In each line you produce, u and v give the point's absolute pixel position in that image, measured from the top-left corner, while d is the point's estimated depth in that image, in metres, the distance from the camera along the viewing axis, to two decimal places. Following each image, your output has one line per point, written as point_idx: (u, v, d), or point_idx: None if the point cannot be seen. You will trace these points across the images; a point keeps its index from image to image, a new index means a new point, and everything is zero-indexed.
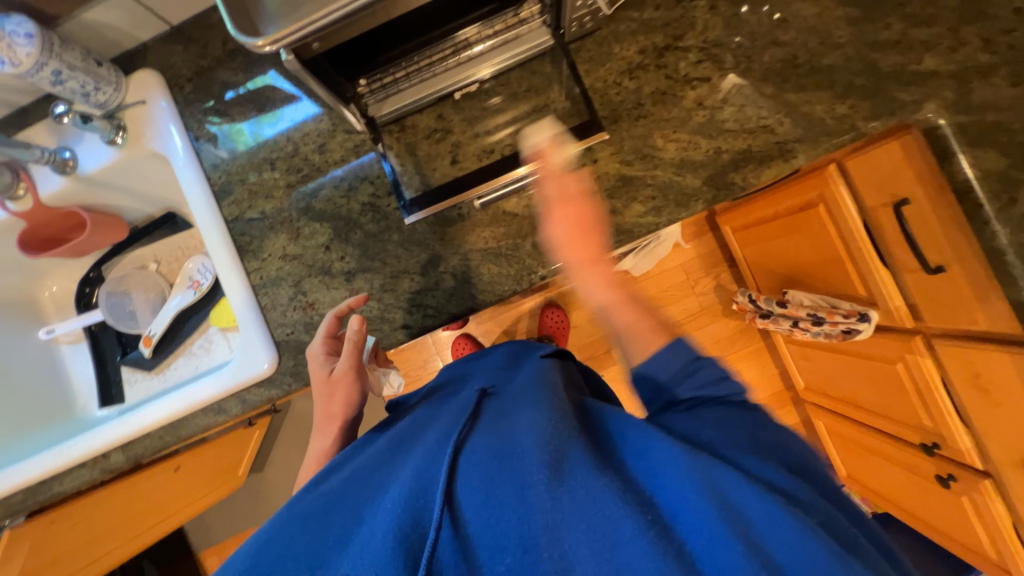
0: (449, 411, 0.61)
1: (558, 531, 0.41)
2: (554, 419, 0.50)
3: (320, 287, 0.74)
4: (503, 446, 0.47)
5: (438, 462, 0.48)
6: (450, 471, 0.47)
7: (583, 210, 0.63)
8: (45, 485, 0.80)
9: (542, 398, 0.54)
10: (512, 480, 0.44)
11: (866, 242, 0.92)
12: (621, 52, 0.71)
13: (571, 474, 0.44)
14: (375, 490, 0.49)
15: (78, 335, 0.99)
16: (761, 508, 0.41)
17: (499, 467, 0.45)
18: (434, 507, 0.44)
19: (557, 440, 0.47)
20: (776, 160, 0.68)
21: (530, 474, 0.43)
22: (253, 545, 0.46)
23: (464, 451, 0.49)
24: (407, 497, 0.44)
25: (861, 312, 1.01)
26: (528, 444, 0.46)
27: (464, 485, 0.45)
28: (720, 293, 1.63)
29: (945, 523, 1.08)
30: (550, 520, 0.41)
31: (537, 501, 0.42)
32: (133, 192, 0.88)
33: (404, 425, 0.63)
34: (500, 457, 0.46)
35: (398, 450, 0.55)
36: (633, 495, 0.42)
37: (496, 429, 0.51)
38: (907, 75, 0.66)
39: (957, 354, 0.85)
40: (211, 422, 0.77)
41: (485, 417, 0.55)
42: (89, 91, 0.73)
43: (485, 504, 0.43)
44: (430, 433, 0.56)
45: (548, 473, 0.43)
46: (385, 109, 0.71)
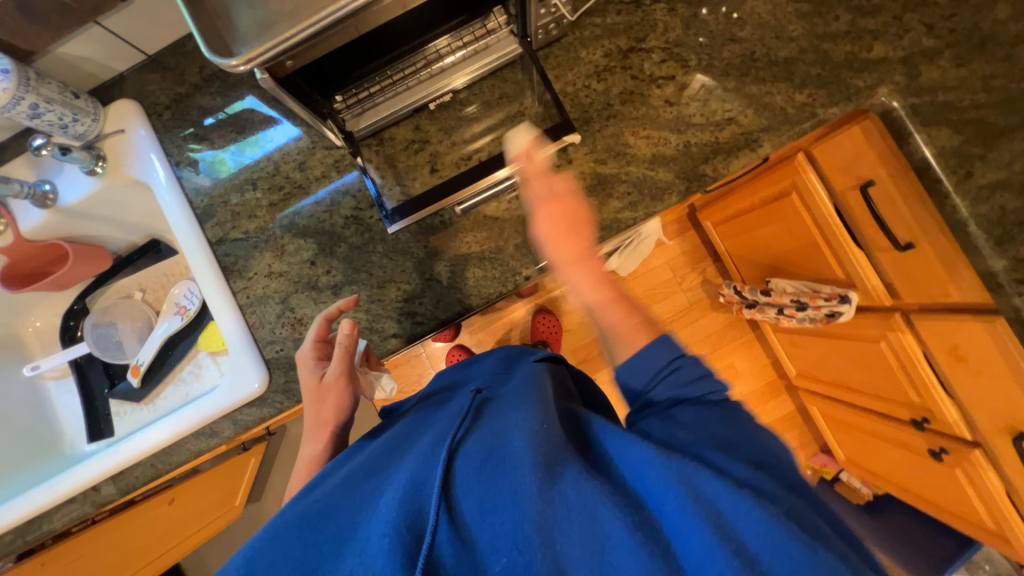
0: (441, 419, 0.61)
1: (552, 534, 0.41)
2: (545, 422, 0.50)
3: (307, 302, 0.74)
4: (495, 449, 0.47)
5: (434, 466, 0.48)
6: (446, 473, 0.47)
7: (569, 210, 0.63)
8: (35, 524, 0.78)
9: (534, 401, 0.54)
10: (504, 484, 0.44)
11: (839, 225, 0.95)
12: (587, 56, 0.74)
13: (563, 475, 0.43)
14: (370, 498, 0.49)
15: (64, 370, 0.98)
16: (741, 505, 0.41)
17: (493, 468, 0.45)
18: (430, 507, 0.44)
19: (549, 442, 0.47)
20: (743, 149, 0.71)
21: (522, 477, 0.43)
22: (249, 548, 0.47)
23: (459, 453, 0.49)
24: (402, 500, 0.44)
25: (842, 294, 1.03)
26: (520, 446, 0.46)
27: (459, 485, 0.45)
28: (706, 287, 1.65)
29: (942, 498, 1.10)
30: (543, 521, 0.41)
31: (530, 503, 0.42)
32: (115, 221, 0.88)
33: (397, 434, 0.62)
34: (494, 458, 0.46)
35: (393, 458, 0.55)
36: (620, 499, 0.43)
37: (490, 432, 0.51)
38: (859, 62, 0.70)
39: (934, 328, 0.88)
40: (204, 445, 0.77)
41: (480, 420, 0.55)
42: (67, 123, 0.73)
43: (480, 508, 0.44)
44: (424, 439, 0.56)
45: (540, 475, 0.43)
46: (362, 124, 0.72)
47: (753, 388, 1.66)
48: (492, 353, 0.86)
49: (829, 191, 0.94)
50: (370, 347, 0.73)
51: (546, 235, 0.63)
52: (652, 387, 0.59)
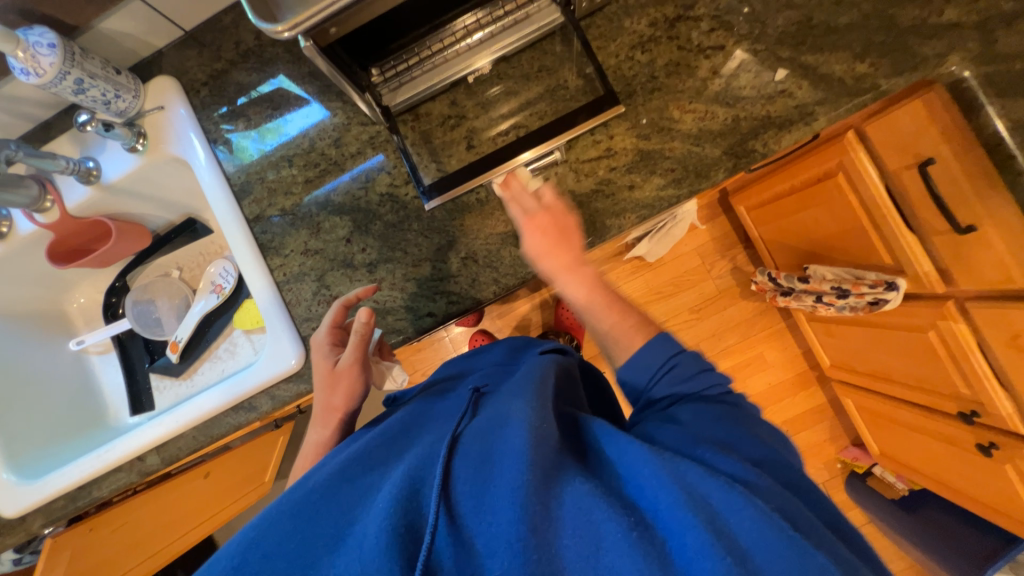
0: (440, 416, 0.62)
1: (549, 534, 0.40)
2: (542, 421, 0.49)
3: (343, 280, 0.74)
4: (492, 447, 0.48)
5: (434, 462, 0.49)
6: (445, 471, 0.48)
7: (554, 221, 0.62)
8: (84, 490, 0.81)
9: (536, 397, 0.54)
10: (502, 481, 0.44)
11: (889, 206, 0.90)
12: (632, 26, 0.71)
13: (559, 478, 0.43)
14: (367, 491, 0.50)
15: (107, 345, 1.01)
16: (732, 502, 0.41)
17: (488, 468, 0.46)
18: (429, 509, 0.44)
19: (547, 442, 0.46)
20: (796, 124, 0.67)
21: (518, 475, 0.43)
22: (249, 536, 0.48)
23: (458, 452, 0.49)
24: (399, 497, 0.45)
25: (888, 281, 0.98)
26: (517, 443, 0.45)
27: (458, 488, 0.46)
28: (737, 275, 1.61)
29: (988, 494, 1.06)
30: (539, 521, 0.40)
31: (528, 500, 0.41)
32: (154, 198, 0.89)
33: (396, 423, 0.63)
34: (489, 459, 0.47)
35: (390, 450, 0.56)
36: (616, 500, 0.43)
37: (487, 425, 0.52)
38: (928, 28, 0.65)
39: (993, 316, 0.83)
40: (242, 419, 0.78)
41: (480, 416, 0.56)
42: (110, 99, 0.74)
43: (477, 506, 0.44)
44: (425, 435, 0.57)
45: (535, 474, 0.43)
46: (399, 98, 0.71)
47: (782, 379, 1.62)
48: (498, 344, 0.85)
49: (880, 170, 0.89)
50: (384, 331, 0.73)
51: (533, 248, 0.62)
52: (652, 385, 0.58)
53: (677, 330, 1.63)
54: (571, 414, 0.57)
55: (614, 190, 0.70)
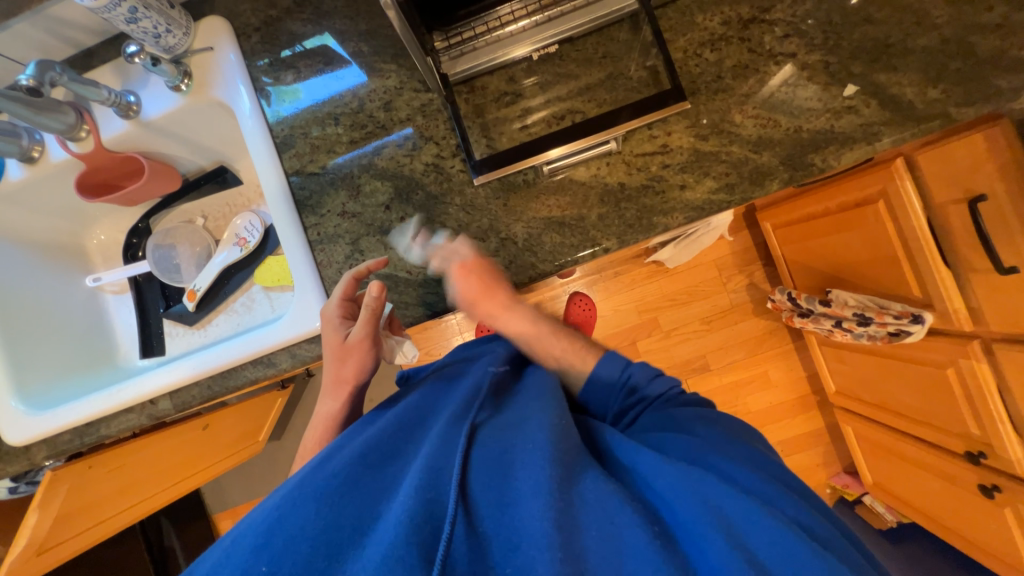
0: (452, 399, 0.61)
1: (573, 534, 0.41)
2: (560, 426, 0.52)
3: (377, 247, 0.73)
4: (509, 445, 0.50)
5: (453, 451, 0.50)
6: (465, 462, 0.49)
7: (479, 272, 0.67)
8: (93, 427, 0.80)
9: (554, 402, 0.57)
10: (523, 479, 0.46)
11: (928, 240, 0.90)
12: (704, 22, 0.69)
13: (580, 480, 0.46)
14: (388, 481, 0.50)
15: (123, 285, 1.00)
16: (756, 518, 0.42)
17: (511, 468, 0.47)
18: (448, 501, 0.45)
19: (566, 447, 0.49)
20: (859, 142, 0.66)
21: (541, 472, 0.45)
22: (273, 512, 0.47)
23: (477, 443, 0.51)
24: (421, 487, 0.46)
25: (915, 314, 0.98)
26: (538, 441, 0.48)
27: (476, 483, 0.47)
28: (752, 291, 1.60)
29: (982, 537, 1.07)
30: (562, 522, 0.42)
31: (549, 499, 0.43)
32: (189, 141, 0.86)
33: (411, 403, 0.62)
34: (510, 459, 0.48)
35: (407, 437, 0.56)
36: (639, 507, 0.44)
37: (507, 423, 0.54)
38: (1007, 60, 0.64)
39: (1020, 360, 0.82)
40: (260, 374, 0.77)
41: (498, 412, 0.57)
42: (161, 33, 0.71)
43: (499, 506, 0.45)
44: (439, 421, 0.57)
45: (558, 473, 0.45)
46: (458, 67, 0.69)
47: (783, 400, 1.62)
48: None
49: (924, 202, 0.88)
50: (420, 297, 0.72)
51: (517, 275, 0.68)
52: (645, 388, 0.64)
53: (685, 339, 1.63)
54: (581, 424, 0.62)
55: (664, 188, 0.69)
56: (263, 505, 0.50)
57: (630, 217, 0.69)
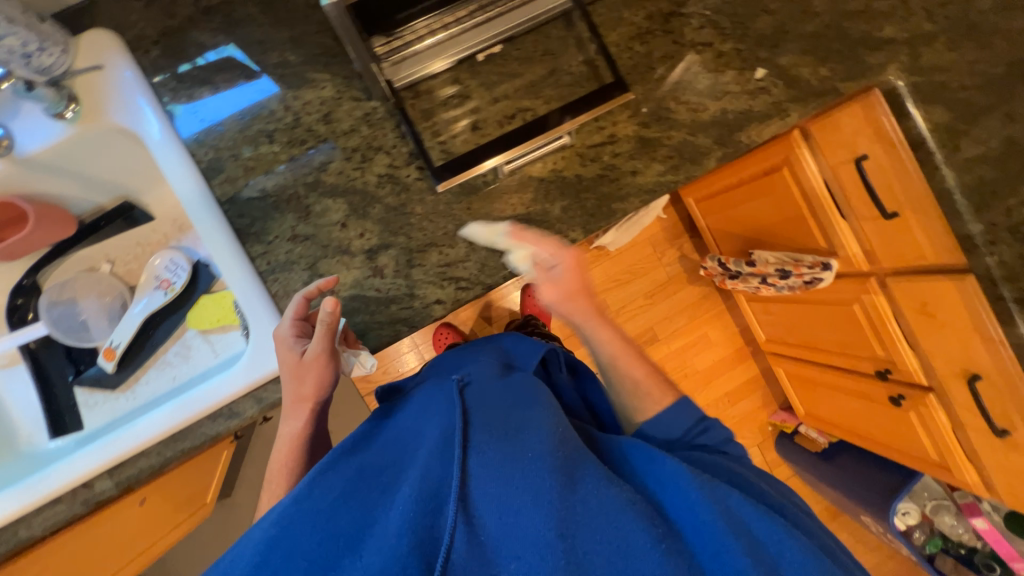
0: (443, 407, 0.59)
1: (571, 535, 0.43)
2: (561, 430, 0.54)
3: (339, 268, 0.68)
4: (511, 447, 0.50)
5: (450, 466, 0.49)
6: (462, 471, 0.49)
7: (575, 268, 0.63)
8: (6, 533, 0.66)
9: (554, 406, 0.60)
10: (525, 484, 0.46)
11: (828, 197, 1.04)
12: (630, 18, 0.73)
13: (582, 483, 0.47)
14: (386, 497, 0.49)
15: (13, 357, 0.83)
16: (772, 532, 0.47)
17: (511, 468, 0.48)
18: (448, 513, 0.45)
19: (564, 449, 0.51)
20: (774, 118, 0.74)
21: (544, 480, 0.46)
22: (264, 539, 0.46)
23: (473, 449, 0.51)
24: (420, 500, 0.46)
25: (824, 262, 1.13)
26: (541, 448, 0.50)
27: (476, 486, 0.47)
28: (684, 262, 1.74)
29: (896, 439, 1.26)
30: (564, 525, 0.44)
31: (552, 505, 0.45)
32: (82, 177, 0.73)
33: (407, 429, 0.60)
34: (513, 459, 0.49)
35: (406, 455, 0.55)
36: (647, 510, 0.47)
37: (505, 426, 0.54)
38: (872, 41, 0.76)
39: (906, 287, 0.99)
40: (221, 429, 0.68)
41: (491, 413, 0.57)
42: (33, 52, 0.59)
43: (500, 506, 0.46)
44: (432, 433, 0.56)
45: (561, 481, 0.46)
46: (402, 73, 0.66)
47: (723, 356, 1.79)
48: (490, 340, 0.87)
49: (821, 166, 1.02)
50: (395, 313, 0.69)
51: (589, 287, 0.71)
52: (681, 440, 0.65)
53: (633, 316, 1.73)
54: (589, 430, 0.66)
55: (618, 176, 0.72)
56: (255, 528, 0.49)
57: (591, 207, 0.72)
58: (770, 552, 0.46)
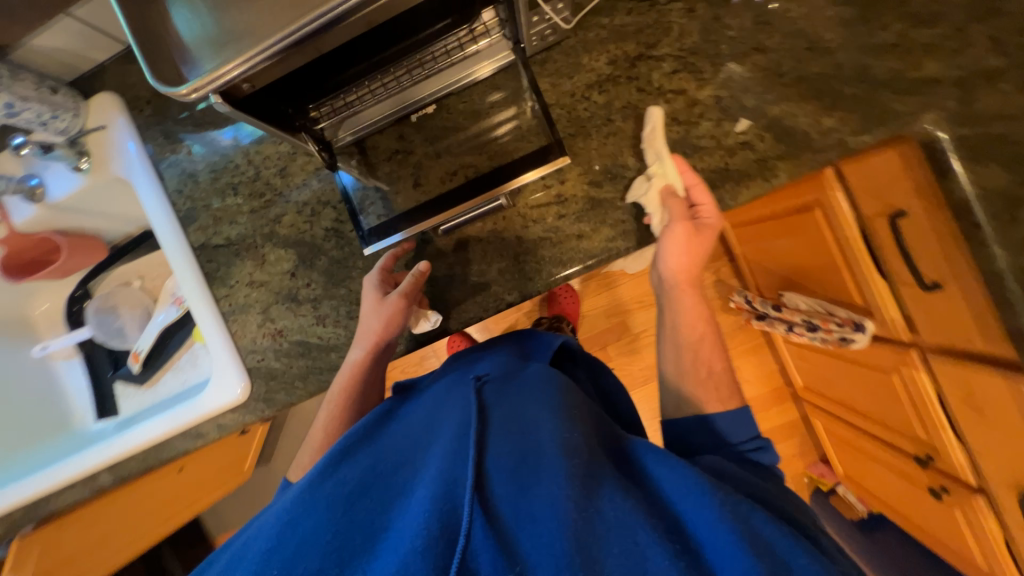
0: (455, 404, 0.56)
1: (591, 549, 0.36)
2: (575, 431, 0.47)
3: (287, 314, 0.73)
4: (525, 449, 0.44)
5: (464, 461, 0.44)
6: (478, 471, 0.43)
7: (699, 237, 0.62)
8: (40, 503, 0.84)
9: (565, 401, 0.54)
10: (541, 490, 0.40)
11: (864, 251, 0.87)
12: (590, 63, 0.66)
13: (600, 493, 0.40)
14: (398, 494, 0.44)
15: (72, 350, 1.02)
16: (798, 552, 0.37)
17: (525, 472, 0.42)
18: (463, 509, 0.39)
19: (582, 453, 0.44)
20: (755, 178, 0.63)
21: (558, 487, 0.39)
22: (275, 529, 0.43)
23: (489, 449, 0.45)
24: (435, 498, 0.40)
25: (856, 321, 0.97)
26: (553, 450, 0.43)
27: (495, 487, 0.41)
28: (719, 288, 1.58)
29: (939, 533, 1.06)
30: (584, 538, 0.36)
31: (570, 510, 0.37)
32: (106, 214, 0.86)
33: (416, 419, 0.57)
34: (526, 462, 0.43)
35: (416, 441, 0.52)
36: (662, 526, 0.39)
37: (516, 426, 0.48)
38: (904, 82, 0.60)
39: (951, 371, 0.81)
40: (191, 445, 0.79)
41: (501, 410, 0.52)
42: (47, 120, 0.70)
43: (518, 513, 0.39)
44: (446, 428, 0.51)
45: (577, 489, 0.39)
46: (344, 134, 0.68)
47: (757, 394, 1.62)
48: (498, 342, 0.84)
49: (856, 213, 0.85)
50: (333, 361, 0.73)
51: (670, 259, 0.63)
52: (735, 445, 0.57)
53: (656, 341, 1.63)
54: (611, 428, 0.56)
55: (561, 238, 0.67)
56: (266, 519, 0.46)
57: (529, 270, 0.68)
58: (797, 570, 0.36)
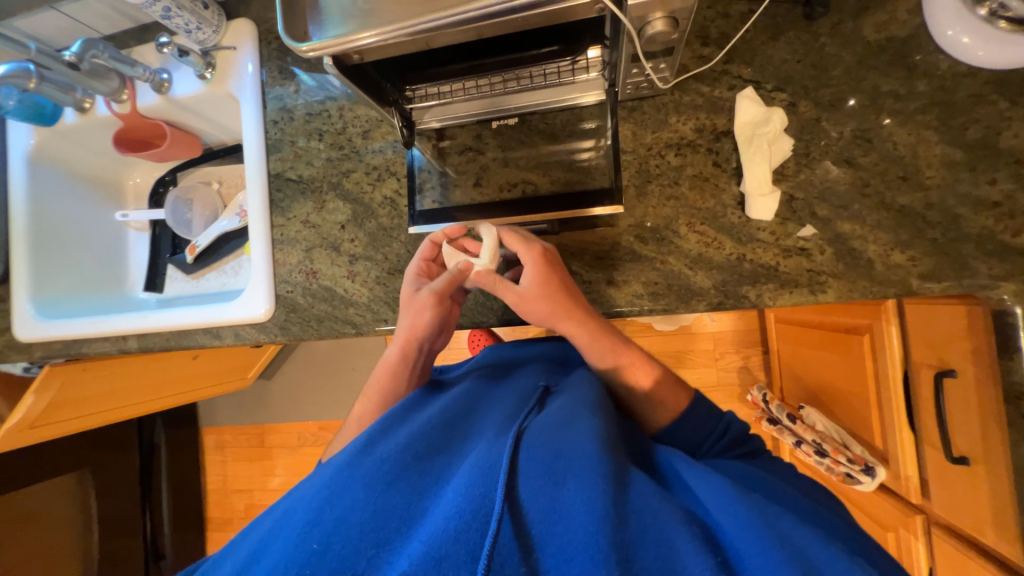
0: (495, 404, 0.60)
1: (626, 550, 0.37)
2: (610, 438, 0.49)
3: (325, 260, 0.79)
4: (560, 446, 0.46)
5: (499, 451, 0.46)
6: (512, 462, 0.45)
7: (544, 276, 0.61)
8: (77, 343, 0.95)
9: (594, 404, 0.55)
10: (574, 487, 0.42)
11: (900, 398, 0.82)
12: (676, 124, 0.66)
13: (631, 493, 0.42)
14: (435, 479, 0.47)
15: (145, 225, 1.14)
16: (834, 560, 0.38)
17: (560, 467, 0.44)
18: (496, 495, 0.41)
19: (612, 455, 0.45)
20: (801, 287, 0.62)
21: (591, 485, 0.41)
22: (325, 491, 0.46)
23: (524, 444, 0.47)
24: (469, 484, 0.42)
25: (868, 463, 0.91)
26: (585, 449, 0.45)
27: (523, 480, 0.43)
28: (743, 375, 1.51)
29: None
30: (618, 536, 0.38)
31: (603, 510, 0.39)
32: (211, 120, 0.96)
33: (456, 401, 0.60)
34: (559, 459, 0.45)
35: (452, 427, 0.55)
36: (694, 528, 0.41)
37: (552, 423, 0.50)
38: (994, 244, 0.57)
39: (951, 554, 0.75)
40: (209, 342, 0.87)
41: (542, 411, 0.55)
42: (192, 29, 0.80)
43: (550, 512, 0.41)
44: (488, 422, 0.55)
45: (610, 487, 0.41)
46: (428, 118, 0.72)
47: None
48: (545, 341, 0.87)
49: (904, 355, 0.80)
50: (349, 316, 0.78)
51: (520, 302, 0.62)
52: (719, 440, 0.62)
53: None
54: (643, 445, 0.58)
55: (591, 279, 0.68)
56: (312, 489, 0.49)
57: None
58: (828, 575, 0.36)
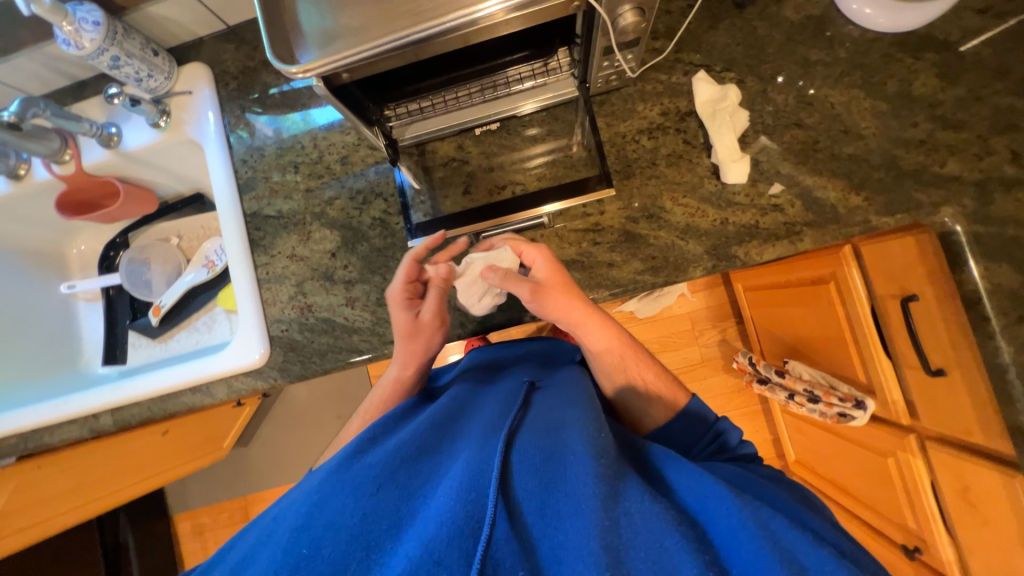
0: (481, 409, 0.59)
1: (618, 551, 0.36)
2: (600, 436, 0.48)
3: (319, 291, 0.76)
4: (554, 446, 0.46)
5: (490, 456, 0.45)
6: (502, 466, 0.44)
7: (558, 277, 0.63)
8: (37, 433, 0.84)
9: (585, 405, 0.55)
10: (568, 489, 0.41)
11: (874, 332, 0.90)
12: (643, 111, 0.72)
13: (625, 495, 0.41)
14: (426, 482, 0.46)
15: (96, 294, 1.04)
16: (822, 562, 0.39)
17: (550, 467, 0.44)
18: (490, 501, 0.40)
19: (607, 455, 0.45)
20: (782, 239, 0.68)
21: (586, 481, 0.41)
22: (312, 498, 0.44)
23: (515, 446, 0.46)
24: (461, 488, 0.41)
25: (857, 399, 0.98)
26: (580, 447, 0.45)
27: (517, 481, 0.43)
28: (724, 347, 1.59)
29: None
30: (610, 533, 0.37)
31: (597, 509, 0.38)
32: (168, 171, 0.92)
33: (443, 407, 0.58)
34: (552, 458, 0.44)
35: (443, 433, 0.53)
36: (685, 529, 0.40)
37: (545, 427, 0.50)
38: (928, 175, 0.66)
39: (948, 461, 0.82)
40: (198, 401, 0.80)
41: (531, 414, 0.54)
42: (142, 77, 0.77)
43: (543, 513, 0.40)
44: (477, 426, 0.53)
45: (604, 487, 0.40)
46: (408, 134, 0.73)
47: None
48: (530, 340, 0.87)
49: (869, 292, 0.89)
50: (354, 343, 0.75)
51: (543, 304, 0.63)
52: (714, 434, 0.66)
53: None
54: (631, 438, 0.58)
55: (592, 264, 0.71)
56: (299, 492, 0.47)
57: None
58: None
